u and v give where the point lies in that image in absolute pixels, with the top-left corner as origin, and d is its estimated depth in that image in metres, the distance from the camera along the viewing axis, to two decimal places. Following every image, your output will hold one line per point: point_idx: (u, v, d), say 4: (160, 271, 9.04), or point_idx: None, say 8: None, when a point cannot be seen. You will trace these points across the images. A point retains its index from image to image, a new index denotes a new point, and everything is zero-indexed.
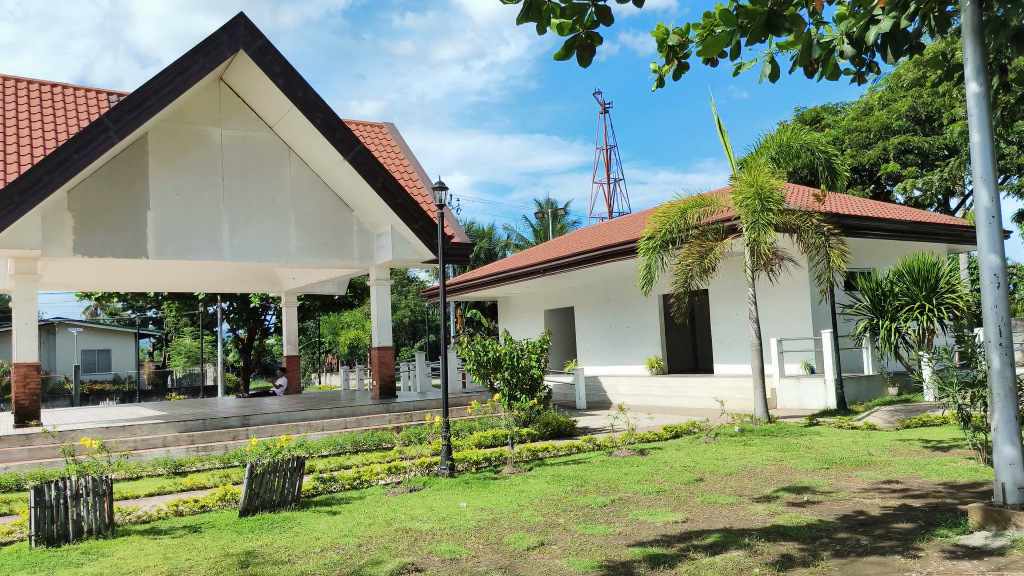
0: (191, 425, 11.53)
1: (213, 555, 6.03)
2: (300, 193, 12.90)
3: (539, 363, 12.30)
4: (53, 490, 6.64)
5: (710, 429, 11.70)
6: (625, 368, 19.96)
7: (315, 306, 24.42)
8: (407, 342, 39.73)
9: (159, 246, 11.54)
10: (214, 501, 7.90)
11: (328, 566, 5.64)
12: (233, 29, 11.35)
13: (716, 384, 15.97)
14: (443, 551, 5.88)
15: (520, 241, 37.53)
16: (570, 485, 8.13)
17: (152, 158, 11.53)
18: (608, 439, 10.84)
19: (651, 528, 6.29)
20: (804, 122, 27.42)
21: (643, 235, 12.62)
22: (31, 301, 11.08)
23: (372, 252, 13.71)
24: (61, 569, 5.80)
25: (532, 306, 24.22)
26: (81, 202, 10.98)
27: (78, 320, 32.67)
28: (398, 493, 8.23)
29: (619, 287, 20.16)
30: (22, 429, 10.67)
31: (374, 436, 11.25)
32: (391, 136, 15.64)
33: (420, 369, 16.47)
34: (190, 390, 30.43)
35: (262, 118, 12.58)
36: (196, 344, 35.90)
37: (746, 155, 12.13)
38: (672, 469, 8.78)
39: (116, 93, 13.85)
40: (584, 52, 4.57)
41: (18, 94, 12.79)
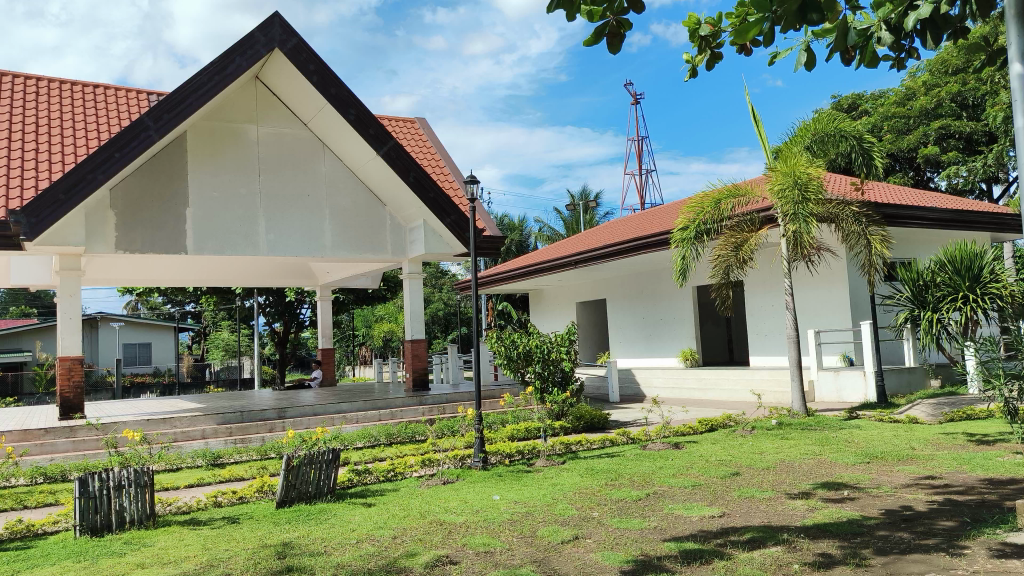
0: (229, 417, 11.70)
1: (252, 546, 6.11)
2: (334, 189, 12.99)
3: (569, 355, 12.18)
4: (97, 481, 6.76)
5: (746, 422, 11.58)
6: (659, 360, 19.81)
7: (349, 300, 24.76)
8: (440, 334, 39.98)
9: (197, 242, 11.71)
10: (252, 493, 8.02)
11: (364, 557, 5.67)
12: (268, 28, 11.45)
13: (752, 378, 15.75)
14: (478, 544, 5.89)
15: (553, 233, 37.44)
16: (604, 478, 8.09)
17: (191, 155, 11.69)
18: (642, 432, 10.80)
19: (687, 523, 6.23)
20: (840, 109, 26.90)
21: (677, 226, 12.47)
22: (75, 296, 11.32)
23: (405, 247, 13.77)
24: (104, 559, 5.92)
25: (564, 299, 24.11)
26: (123, 200, 11.18)
27: (120, 315, 33.34)
28: (432, 485, 8.29)
29: (653, 279, 20.00)
30: (68, 421, 10.92)
31: (408, 429, 11.31)
32: (424, 131, 15.72)
33: (452, 362, 16.47)
34: (228, 382, 31.02)
35: (297, 115, 12.69)
36: (232, 337, 36.43)
37: (782, 145, 11.92)
38: (708, 463, 8.69)
39: (154, 93, 14.14)
40: (615, 39, 4.49)
41: (61, 95, 13.11)
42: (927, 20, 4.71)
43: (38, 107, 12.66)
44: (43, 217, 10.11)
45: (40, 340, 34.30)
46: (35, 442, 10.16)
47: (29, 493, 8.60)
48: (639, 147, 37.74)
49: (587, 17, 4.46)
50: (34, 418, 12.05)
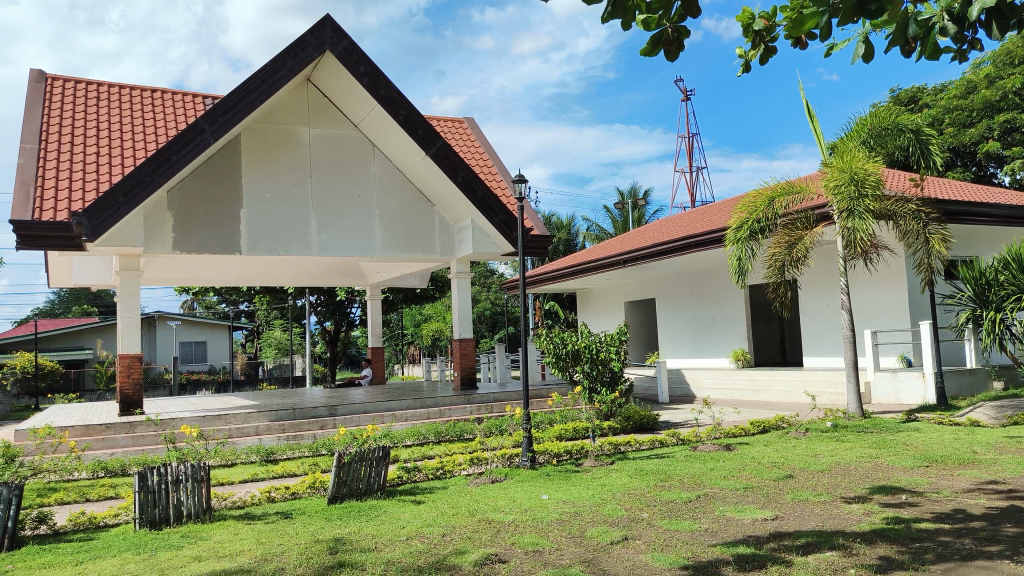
0: (282, 415, 11.90)
1: (304, 541, 6.21)
2: (384, 190, 13.14)
3: (619, 355, 12.07)
4: (155, 476, 6.98)
5: (800, 424, 11.32)
6: (710, 361, 19.55)
7: (398, 299, 25.06)
8: (487, 334, 40.08)
9: (252, 243, 11.95)
10: (304, 489, 8.15)
11: (413, 554, 5.72)
12: (320, 30, 11.59)
13: (806, 378, 15.45)
14: (527, 543, 5.88)
15: (601, 232, 37.23)
16: (653, 479, 8.02)
17: (245, 157, 11.94)
18: (693, 433, 10.67)
19: (739, 526, 6.14)
20: (899, 102, 26.17)
21: (730, 225, 12.28)
22: (134, 296, 11.65)
23: (453, 246, 13.87)
24: (163, 552, 6.08)
25: (613, 298, 23.96)
26: (180, 202, 11.46)
27: (177, 314, 34.19)
28: (481, 484, 8.29)
29: (703, 278, 19.75)
30: (128, 417, 11.25)
31: (456, 427, 11.38)
32: (471, 130, 15.81)
33: (500, 361, 16.47)
34: (280, 380, 31.58)
35: (348, 117, 12.85)
36: (285, 336, 37.05)
37: (837, 140, 11.66)
38: (760, 465, 8.54)
39: (210, 96, 14.51)
40: (671, 48, 4.37)
41: (121, 100, 13.53)
42: (993, 9, 4.50)
43: (100, 111, 13.06)
44: (104, 218, 10.42)
45: (100, 338, 35.32)
46: (97, 437, 10.50)
47: (91, 487, 8.88)
48: (689, 144, 37.32)
49: (642, 25, 4.33)
50: (96, 413, 12.48)
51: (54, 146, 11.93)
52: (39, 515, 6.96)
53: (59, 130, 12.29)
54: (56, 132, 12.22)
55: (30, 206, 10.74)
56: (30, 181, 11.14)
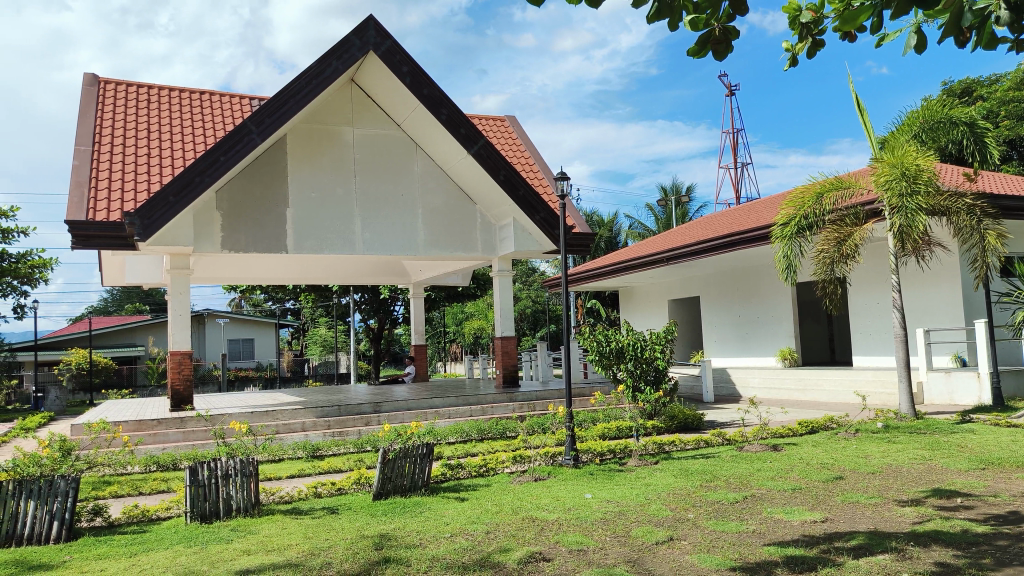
0: (328, 411, 12.06)
1: (350, 537, 6.28)
2: (426, 189, 13.22)
3: (664, 354, 11.97)
4: (206, 470, 7.11)
5: (849, 425, 11.10)
6: (756, 360, 19.25)
7: (441, 297, 25.22)
8: (529, 332, 40.10)
9: (297, 242, 12.12)
10: (350, 485, 8.25)
11: (458, 551, 5.74)
12: (364, 31, 11.70)
13: (856, 378, 15.13)
14: (571, 542, 5.86)
15: (644, 229, 36.95)
16: (699, 479, 7.93)
17: (291, 157, 12.12)
18: (739, 433, 10.52)
19: (788, 527, 6.03)
20: (951, 94, 25.48)
21: (778, 222, 12.08)
22: (184, 294, 11.91)
23: (495, 244, 13.91)
24: (213, 545, 6.20)
25: (656, 297, 23.74)
26: (228, 202, 11.67)
27: (224, 312, 34.90)
28: (524, 482, 8.30)
29: (749, 275, 19.48)
30: (179, 413, 11.50)
31: (499, 425, 11.41)
32: (513, 128, 15.86)
33: (542, 359, 16.46)
34: (325, 377, 32.01)
35: (391, 117, 12.96)
36: (329, 333, 37.48)
37: (888, 134, 11.42)
38: (809, 466, 8.38)
39: (257, 98, 14.79)
40: (719, 48, 4.30)
41: (171, 102, 13.86)
42: None
43: (150, 113, 13.37)
44: (155, 218, 10.66)
45: (152, 336, 36.21)
46: (149, 432, 10.76)
47: (144, 480, 9.12)
48: (734, 140, 36.84)
49: (690, 26, 4.26)
50: (148, 408, 12.81)
51: (107, 148, 12.25)
52: (95, 507, 7.16)
53: (112, 133, 12.61)
54: (108, 134, 12.54)
55: (85, 207, 11.04)
56: (85, 182, 11.47)
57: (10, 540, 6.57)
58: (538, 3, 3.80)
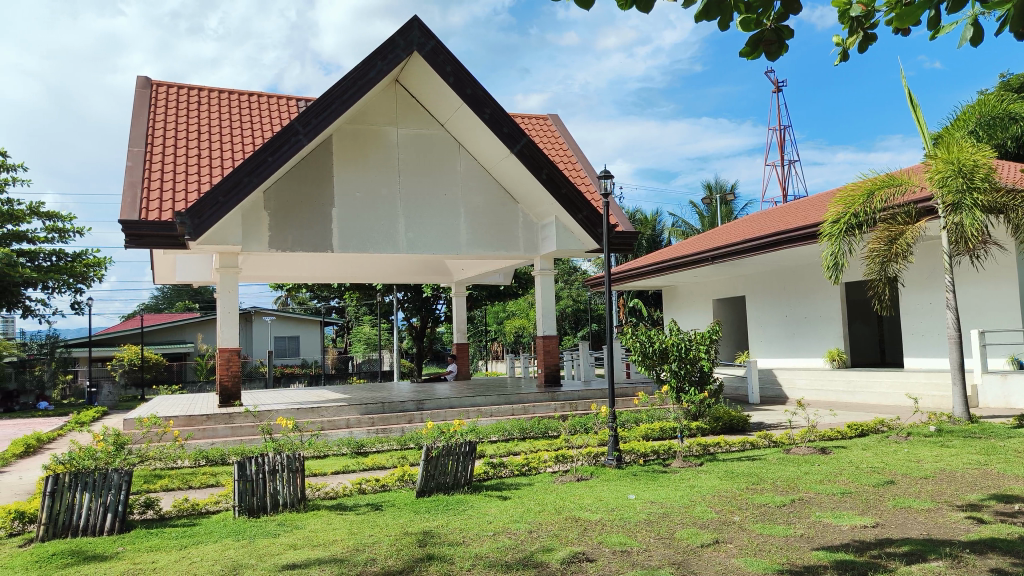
0: (372, 408, 12.19)
1: (394, 533, 6.34)
2: (468, 188, 13.28)
3: (708, 354, 11.81)
4: (253, 465, 7.26)
5: (900, 428, 10.84)
6: (803, 361, 18.93)
7: (482, 296, 25.35)
8: (570, 331, 40.03)
9: (342, 241, 12.27)
10: (394, 481, 8.33)
11: (502, 549, 5.76)
12: (408, 31, 11.76)
13: (908, 380, 14.78)
14: (615, 543, 5.83)
15: (688, 228, 36.58)
16: (745, 482, 7.81)
17: (337, 158, 12.27)
18: (786, 435, 10.31)
19: (837, 532, 5.91)
20: (1009, 88, 24.65)
21: (827, 219, 11.85)
22: (233, 292, 12.14)
23: (537, 244, 13.92)
24: (261, 539, 6.32)
25: (701, 296, 23.47)
26: (276, 202, 11.86)
27: (271, 309, 35.56)
28: (567, 482, 8.29)
29: (796, 275, 19.13)
30: (227, 409, 11.72)
31: (541, 424, 11.40)
32: (555, 127, 15.87)
33: (584, 359, 16.42)
34: (369, 375, 32.37)
35: (434, 117, 13.05)
36: (373, 331, 37.86)
37: (943, 130, 11.12)
38: (859, 470, 8.22)
39: (303, 100, 15.03)
40: (771, 49, 4.23)
41: (221, 104, 14.17)
42: None
43: (201, 115, 13.66)
44: (205, 218, 10.88)
45: (201, 333, 37.11)
46: (199, 427, 10.99)
47: (194, 474, 9.32)
48: (781, 136, 36.21)
49: (742, 27, 4.21)
50: (198, 404, 13.09)
51: (159, 150, 12.54)
52: (147, 500, 7.34)
53: (163, 135, 12.91)
54: (160, 136, 12.83)
55: (138, 207, 11.32)
56: (138, 182, 11.75)
57: (66, 530, 6.74)
58: (585, 5, 3.78)
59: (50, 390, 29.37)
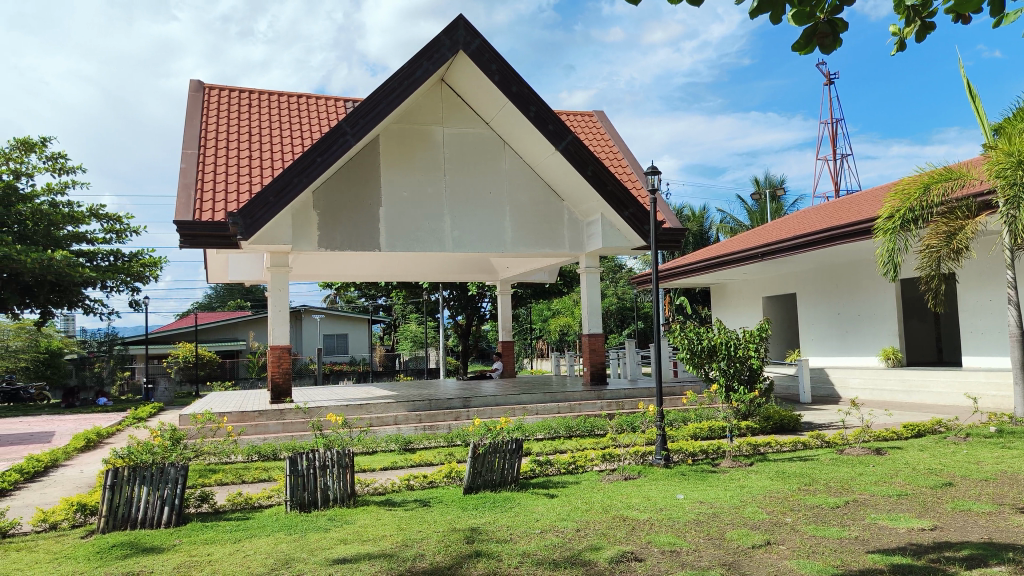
0: (419, 405, 12.29)
1: (442, 529, 6.39)
2: (514, 186, 13.30)
3: (759, 353, 11.62)
4: (305, 461, 7.37)
5: (959, 429, 10.55)
6: (856, 359, 18.51)
7: (527, 294, 25.37)
8: (616, 329, 39.83)
9: (390, 240, 12.41)
10: (441, 478, 8.39)
11: (549, 548, 5.75)
12: (454, 31, 11.81)
13: (966, 380, 14.35)
14: (663, 542, 5.78)
15: (736, 224, 36.05)
16: (797, 483, 7.67)
17: (384, 157, 12.40)
18: (839, 435, 10.08)
19: (893, 535, 5.77)
20: None
21: (881, 215, 11.54)
22: (284, 291, 12.36)
23: (583, 241, 13.87)
24: (312, 534, 6.42)
25: (749, 293, 23.13)
26: (324, 202, 12.04)
27: (320, 308, 36.14)
28: (614, 480, 8.26)
29: (849, 271, 18.71)
30: (279, 405, 11.94)
31: (587, 422, 11.35)
32: (601, 123, 15.81)
33: (630, 357, 16.34)
34: (415, 372, 32.67)
35: (479, 115, 13.08)
36: (419, 329, 38.18)
37: (1003, 121, 10.72)
38: (916, 472, 8.00)
39: (350, 100, 15.25)
40: (827, 43, 4.15)
41: (271, 106, 14.46)
42: None
43: (251, 118, 13.93)
44: (257, 218, 11.09)
45: (252, 331, 37.93)
46: (251, 423, 11.22)
47: (247, 469, 9.54)
48: (833, 130, 35.41)
49: (794, 19, 4.13)
50: (251, 401, 13.31)
51: (212, 151, 12.83)
52: (202, 494, 7.52)
53: (216, 136, 13.20)
54: (213, 138, 13.13)
55: (192, 207, 11.60)
56: (192, 183, 12.03)
57: (125, 523, 6.96)
58: None
59: (108, 386, 30.29)
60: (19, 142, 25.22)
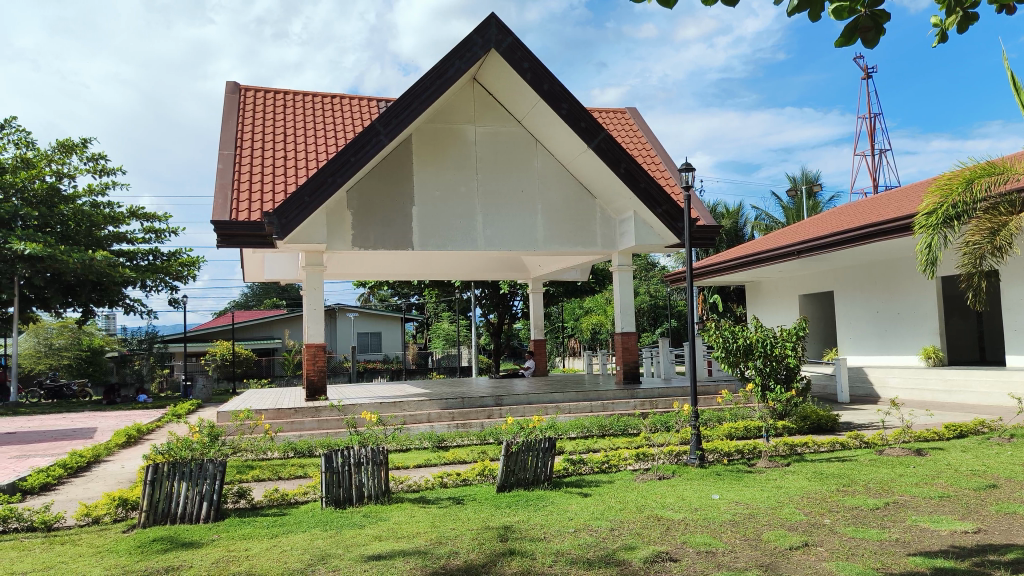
0: (451, 403, 12.35)
1: (475, 527, 6.40)
2: (546, 185, 13.29)
3: (796, 352, 11.46)
4: (340, 458, 7.45)
5: (1003, 429, 10.31)
6: (895, 358, 18.19)
7: (559, 292, 25.36)
8: (649, 328, 39.64)
9: (423, 239, 12.48)
10: (474, 476, 8.41)
11: (583, 547, 5.74)
12: (486, 29, 11.82)
13: (1010, 380, 14.02)
14: (699, 543, 5.74)
15: (772, 221, 35.62)
16: (835, 484, 7.57)
17: (417, 157, 12.47)
18: (878, 436, 9.91)
19: (935, 537, 5.65)
20: None
21: (921, 210, 11.32)
22: (318, 289, 12.50)
23: (615, 239, 13.80)
24: (347, 530, 6.48)
25: (786, 291, 22.82)
26: (358, 201, 12.13)
27: (354, 306, 36.48)
28: (648, 480, 8.21)
29: (887, 268, 18.37)
30: (314, 402, 12.09)
31: (620, 422, 11.30)
32: (634, 120, 15.74)
33: (664, 356, 16.23)
34: (448, 370, 32.88)
35: (512, 114, 13.08)
36: (452, 327, 38.51)
37: None
38: (958, 473, 7.83)
39: (383, 100, 15.38)
40: (867, 38, 4.08)
41: (305, 106, 14.63)
42: None
43: (286, 118, 14.09)
44: (292, 218, 11.21)
45: (288, 329, 38.43)
46: (287, 420, 11.38)
47: (283, 466, 9.65)
48: (870, 125, 34.79)
49: (834, 15, 4.08)
50: (287, 398, 13.48)
51: (248, 152, 13.01)
52: (240, 490, 7.64)
53: (252, 137, 13.39)
54: (249, 139, 13.31)
55: (229, 207, 11.77)
56: (229, 183, 12.21)
57: (165, 517, 7.07)
58: None
59: (148, 383, 30.88)
60: (60, 144, 25.79)
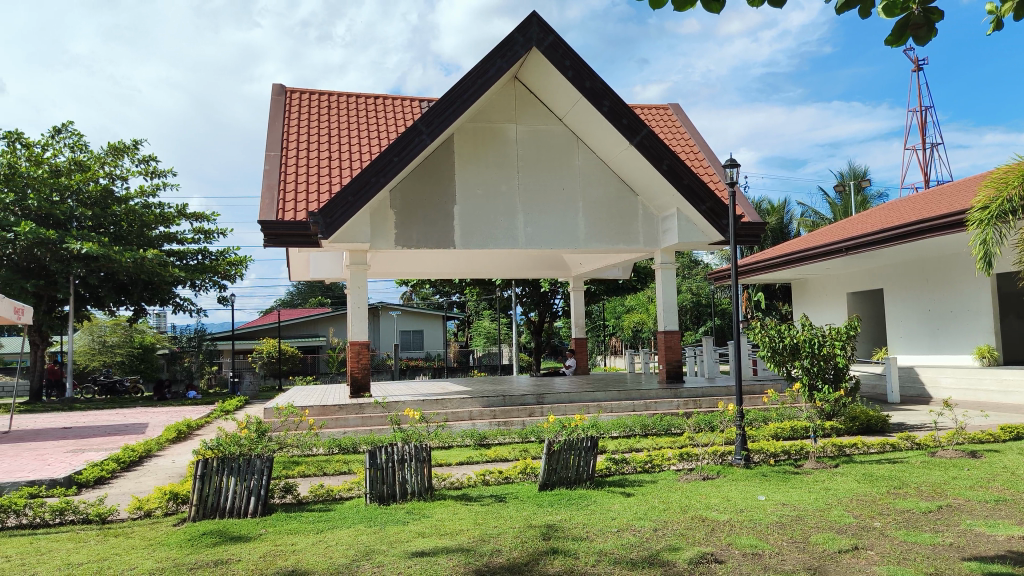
0: (493, 401, 12.39)
1: (518, 525, 6.41)
2: (587, 182, 13.24)
3: (844, 351, 11.24)
4: (383, 454, 7.52)
5: None
6: (947, 358, 17.71)
7: (600, 291, 25.24)
8: (692, 327, 39.26)
9: (464, 238, 12.53)
10: (516, 474, 8.44)
11: (626, 547, 5.71)
12: (527, 28, 11.79)
13: None
14: (745, 544, 5.67)
15: (818, 218, 34.98)
16: (885, 486, 7.40)
17: (458, 156, 12.52)
18: (930, 437, 9.67)
19: (991, 542, 5.50)
20: None
21: (975, 205, 10.99)
22: (362, 288, 12.63)
23: (658, 237, 13.68)
24: (391, 526, 6.54)
25: (834, 289, 22.37)
26: (401, 201, 12.23)
27: (397, 304, 36.83)
28: (692, 480, 8.13)
29: (940, 265, 17.88)
30: (358, 399, 12.24)
31: (663, 421, 11.23)
32: (676, 117, 15.58)
33: (708, 355, 16.04)
34: (489, 367, 33.04)
35: (553, 112, 13.05)
36: (494, 325, 38.74)
37: None
38: (1015, 476, 7.59)
39: (425, 99, 15.48)
40: (919, 33, 3.97)
41: (349, 107, 14.80)
42: None
43: (331, 120, 14.27)
44: (336, 217, 11.34)
45: (332, 327, 38.97)
46: (332, 417, 11.54)
47: (328, 462, 9.79)
48: (921, 118, 33.88)
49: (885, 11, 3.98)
50: (331, 395, 13.66)
51: (293, 153, 13.20)
52: (286, 485, 7.77)
53: (297, 138, 13.58)
54: (294, 140, 13.52)
55: (275, 207, 11.95)
56: (275, 184, 12.40)
57: (214, 512, 7.24)
58: None
59: (197, 379, 31.64)
60: (111, 147, 26.49)
